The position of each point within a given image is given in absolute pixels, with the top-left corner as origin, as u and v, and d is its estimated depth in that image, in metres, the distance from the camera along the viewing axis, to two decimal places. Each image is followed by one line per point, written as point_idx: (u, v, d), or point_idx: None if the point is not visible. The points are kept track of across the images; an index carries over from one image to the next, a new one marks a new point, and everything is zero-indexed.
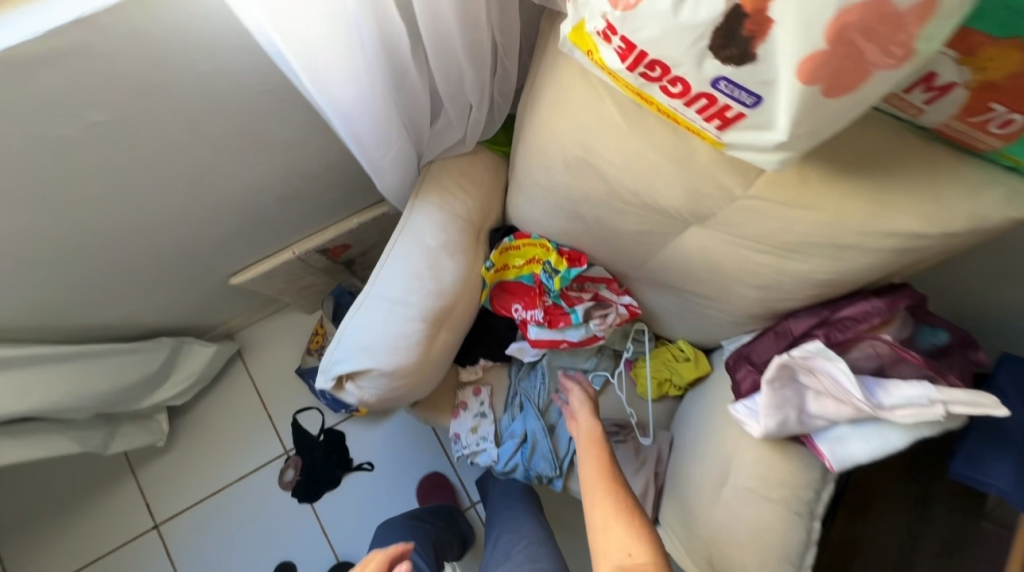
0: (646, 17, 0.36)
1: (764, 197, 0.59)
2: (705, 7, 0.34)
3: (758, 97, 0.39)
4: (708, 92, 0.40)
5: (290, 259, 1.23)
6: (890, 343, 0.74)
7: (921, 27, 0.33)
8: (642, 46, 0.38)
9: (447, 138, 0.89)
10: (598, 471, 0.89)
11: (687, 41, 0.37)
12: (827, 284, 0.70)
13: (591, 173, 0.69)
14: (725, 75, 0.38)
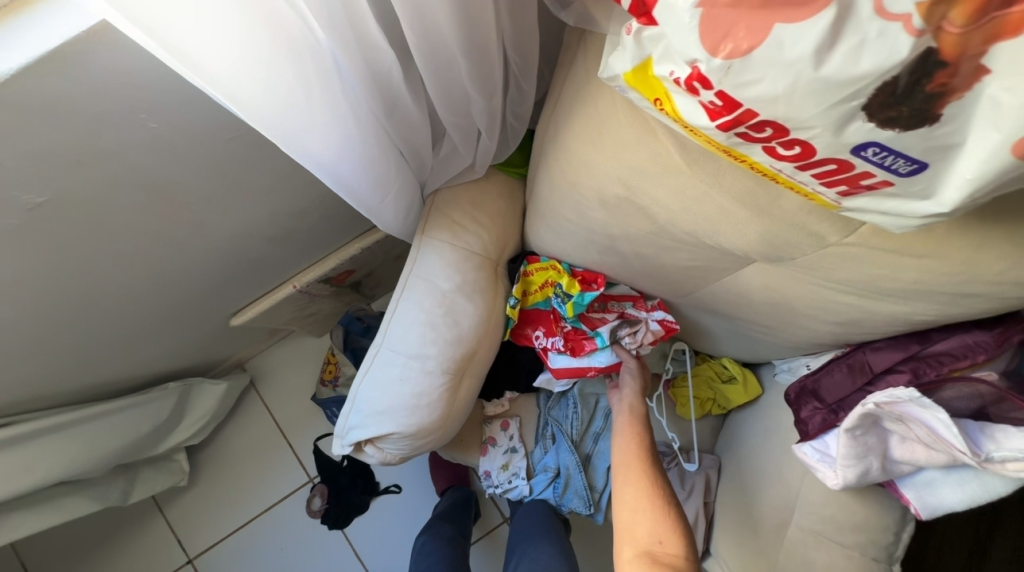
0: (766, 67, 0.30)
1: (865, 244, 0.47)
2: (870, 55, 0.28)
3: (919, 165, 0.32)
4: (843, 158, 0.34)
5: (291, 294, 1.13)
6: (997, 385, 0.63)
7: None
8: (750, 105, 0.33)
9: (454, 166, 0.77)
10: (636, 456, 0.81)
11: (828, 102, 0.30)
12: (924, 323, 0.59)
13: (635, 213, 0.57)
14: (879, 140, 0.32)
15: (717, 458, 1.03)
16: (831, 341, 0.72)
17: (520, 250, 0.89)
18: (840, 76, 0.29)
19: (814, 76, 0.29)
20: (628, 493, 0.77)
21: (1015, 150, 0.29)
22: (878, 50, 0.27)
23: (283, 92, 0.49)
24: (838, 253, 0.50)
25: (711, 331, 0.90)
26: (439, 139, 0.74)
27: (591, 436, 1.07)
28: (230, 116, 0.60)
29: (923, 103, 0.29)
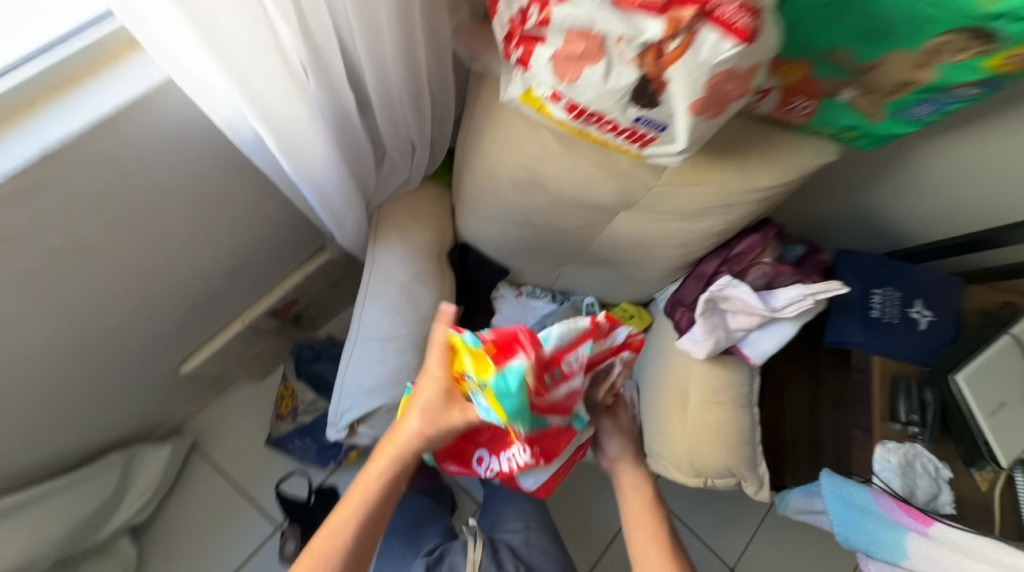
0: (583, 87, 0.52)
1: (672, 183, 0.79)
2: (622, 77, 0.50)
3: (665, 125, 0.56)
4: (633, 126, 0.57)
5: (241, 331, 1.19)
6: (770, 264, 1.01)
7: (750, 82, 0.52)
8: (585, 105, 0.55)
9: (393, 181, 0.97)
10: (653, 535, 0.81)
11: (613, 99, 0.53)
12: (722, 232, 0.94)
13: (537, 187, 0.83)
14: (643, 115, 0.55)
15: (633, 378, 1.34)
16: (680, 262, 1.06)
17: (454, 243, 1.12)
18: (614, 86, 0.51)
19: (602, 91, 0.52)
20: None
21: (688, 112, 0.52)
22: (627, 76, 0.50)
23: (297, 122, 0.65)
24: (660, 190, 0.81)
25: (608, 279, 1.21)
26: (382, 159, 0.94)
27: None
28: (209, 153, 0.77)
29: (648, 97, 0.52)
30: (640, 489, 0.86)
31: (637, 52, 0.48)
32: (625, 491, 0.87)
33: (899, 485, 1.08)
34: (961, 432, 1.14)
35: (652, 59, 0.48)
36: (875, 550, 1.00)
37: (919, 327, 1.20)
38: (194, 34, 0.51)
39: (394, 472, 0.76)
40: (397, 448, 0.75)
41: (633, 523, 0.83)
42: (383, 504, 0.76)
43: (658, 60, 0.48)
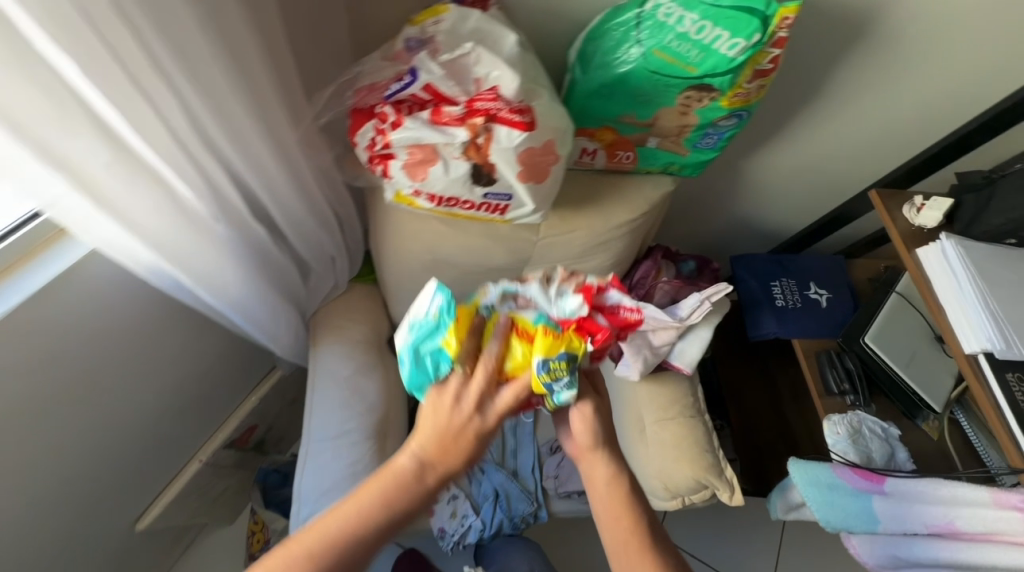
0: (434, 181, 0.67)
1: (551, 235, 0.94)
2: (458, 168, 0.65)
3: (509, 195, 0.71)
4: (486, 201, 0.71)
5: (197, 470, 1.18)
6: (669, 282, 1.16)
7: (558, 151, 0.68)
8: (442, 193, 0.69)
9: (322, 288, 1.08)
10: (636, 550, 0.66)
11: (459, 184, 0.67)
12: (615, 264, 1.08)
13: (442, 263, 0.96)
14: (487, 191, 0.69)
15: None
16: None
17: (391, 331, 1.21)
18: (456, 176, 0.66)
19: (449, 183, 0.67)
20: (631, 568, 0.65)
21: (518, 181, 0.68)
22: (462, 168, 0.66)
23: (210, 264, 0.76)
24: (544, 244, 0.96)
25: None
26: (307, 272, 1.05)
27: (509, 453, 1.35)
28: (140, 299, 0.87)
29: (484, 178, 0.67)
30: (614, 483, 0.70)
31: (461, 152, 0.64)
32: (597, 486, 0.71)
33: (853, 454, 1.12)
34: (892, 389, 1.22)
35: (477, 154, 0.64)
36: (855, 524, 1.00)
37: (821, 305, 1.34)
38: (117, 226, 0.64)
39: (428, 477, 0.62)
40: (432, 432, 0.62)
41: (611, 535, 0.68)
42: (411, 490, 0.61)
43: (481, 155, 0.65)
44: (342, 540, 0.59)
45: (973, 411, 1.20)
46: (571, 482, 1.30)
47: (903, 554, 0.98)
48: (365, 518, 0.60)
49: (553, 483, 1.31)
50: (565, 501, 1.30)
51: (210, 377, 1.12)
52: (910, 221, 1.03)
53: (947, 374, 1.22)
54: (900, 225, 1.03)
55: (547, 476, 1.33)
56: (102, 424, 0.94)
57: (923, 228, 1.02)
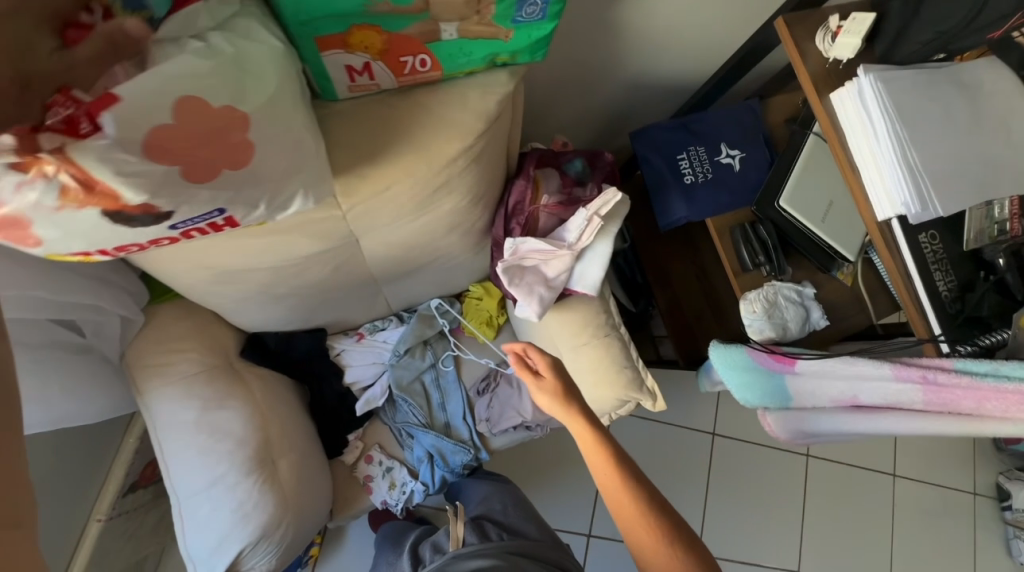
0: (67, 241, 0.52)
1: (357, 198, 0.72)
2: (86, 217, 0.50)
3: (215, 210, 0.57)
4: (184, 229, 0.58)
5: (101, 529, 1.11)
6: (550, 205, 0.95)
7: (229, 131, 0.52)
8: (102, 243, 0.55)
9: (112, 328, 0.83)
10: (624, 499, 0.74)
11: (114, 229, 0.53)
12: (475, 201, 0.85)
13: (240, 270, 0.74)
14: (172, 223, 0.56)
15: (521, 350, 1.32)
16: (472, 240, 0.98)
17: (243, 340, 1.00)
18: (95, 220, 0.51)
19: (80, 236, 0.52)
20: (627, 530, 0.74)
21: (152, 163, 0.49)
22: (81, 214, 0.49)
23: None
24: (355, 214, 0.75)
25: (428, 279, 1.13)
26: (78, 324, 0.80)
27: (437, 408, 1.25)
28: None
29: (144, 217, 0.52)
30: (591, 435, 0.76)
31: (55, 203, 0.47)
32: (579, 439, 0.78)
33: (768, 331, 1.08)
34: (806, 249, 1.14)
35: (71, 191, 0.46)
36: (769, 401, 0.99)
37: (734, 170, 1.16)
38: None
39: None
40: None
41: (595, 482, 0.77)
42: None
43: (84, 188, 0.46)
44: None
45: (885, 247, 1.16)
46: (504, 419, 1.26)
47: (816, 430, 0.96)
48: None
49: (487, 423, 1.27)
50: (503, 435, 1.28)
51: None
52: (823, 57, 0.81)
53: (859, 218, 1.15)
54: (812, 65, 0.80)
55: (479, 418, 1.27)
56: None
57: (838, 63, 0.81)
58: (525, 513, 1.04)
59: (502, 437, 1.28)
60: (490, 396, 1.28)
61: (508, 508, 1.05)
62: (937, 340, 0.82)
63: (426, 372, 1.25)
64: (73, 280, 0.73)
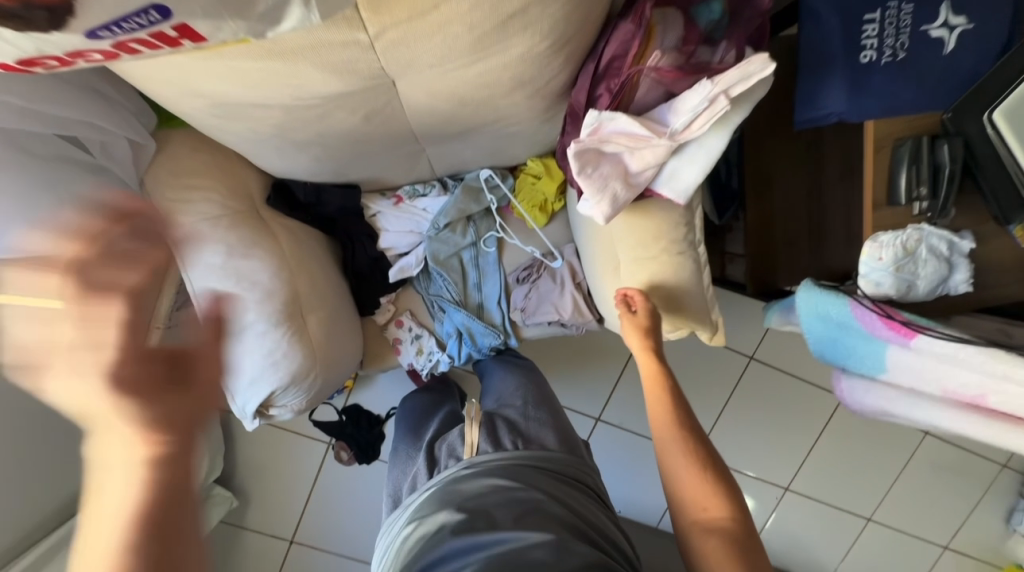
0: None
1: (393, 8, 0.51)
2: None
3: (149, 10, 0.41)
4: (115, 41, 0.43)
5: (162, 334, 1.23)
6: (659, 66, 0.67)
7: None
8: (25, 54, 0.43)
9: (118, 149, 0.75)
10: (684, 453, 0.81)
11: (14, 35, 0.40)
12: (553, 44, 0.61)
13: (256, 98, 0.60)
14: (85, 31, 0.40)
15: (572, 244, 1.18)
16: (540, 103, 0.75)
17: (268, 185, 0.89)
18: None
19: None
20: (681, 481, 0.80)
21: None
22: None
23: None
24: (387, 42, 0.56)
25: (480, 145, 0.94)
26: (85, 142, 0.73)
27: (473, 287, 1.18)
28: None
29: (32, 12, 0.37)
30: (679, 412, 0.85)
31: None
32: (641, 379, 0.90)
33: (887, 283, 0.86)
34: (993, 188, 0.82)
35: None
36: (851, 362, 0.86)
37: (943, 50, 0.78)
38: None
39: (130, 398, 0.43)
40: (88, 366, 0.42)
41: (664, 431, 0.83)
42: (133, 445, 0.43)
43: None
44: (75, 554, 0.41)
45: None
46: (540, 313, 1.17)
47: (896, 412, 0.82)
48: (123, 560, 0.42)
49: (521, 311, 1.19)
50: (535, 327, 1.21)
51: None
52: None
53: None
54: None
55: (515, 305, 1.19)
56: None
57: None
58: (545, 416, 0.92)
59: (534, 328, 1.22)
60: (529, 285, 1.17)
61: (528, 410, 0.93)
62: None
63: (465, 251, 1.14)
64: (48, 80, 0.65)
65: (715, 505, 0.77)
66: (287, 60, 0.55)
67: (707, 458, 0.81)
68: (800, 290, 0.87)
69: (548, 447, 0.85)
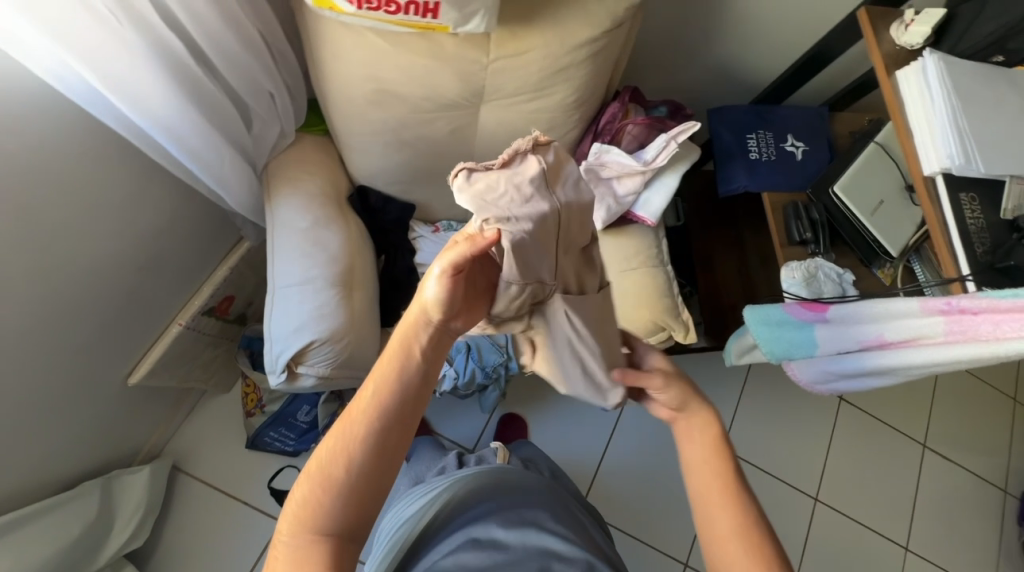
0: None
1: (500, 56, 0.88)
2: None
3: None
4: None
5: (180, 331, 1.26)
6: (636, 124, 1.09)
7: None
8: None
9: (269, 135, 1.01)
10: (725, 513, 0.63)
11: None
12: (580, 102, 1.01)
13: (391, 99, 0.92)
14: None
15: (531, 223, 0.56)
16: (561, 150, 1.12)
17: (353, 188, 1.17)
18: None
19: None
20: (717, 546, 0.63)
21: None
22: None
23: None
24: (493, 73, 0.91)
25: None
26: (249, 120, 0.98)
27: None
28: (86, 136, 0.84)
29: None
30: (723, 477, 0.65)
31: None
32: (693, 444, 0.68)
33: (805, 294, 1.17)
34: (851, 236, 1.23)
35: None
36: (794, 352, 1.03)
37: (796, 158, 1.30)
38: None
39: (397, 371, 0.58)
40: (398, 345, 0.58)
41: (705, 485, 0.65)
42: (387, 432, 0.58)
43: None
44: (321, 506, 0.56)
45: (928, 260, 1.23)
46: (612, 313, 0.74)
47: (844, 373, 0.98)
48: (332, 473, 0.57)
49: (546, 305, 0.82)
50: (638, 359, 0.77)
51: (170, 236, 1.10)
52: (896, 42, 0.94)
53: (908, 222, 1.23)
54: (885, 48, 0.95)
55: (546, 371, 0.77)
56: (59, 275, 0.91)
57: (909, 48, 0.94)
58: (566, 482, 1.33)
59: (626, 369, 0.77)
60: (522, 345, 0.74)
61: (547, 466, 1.37)
62: (965, 279, 0.83)
63: None
64: (257, 65, 0.89)
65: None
66: (426, 76, 0.89)
67: (758, 525, 0.63)
68: (746, 310, 1.04)
69: (568, 495, 1.19)
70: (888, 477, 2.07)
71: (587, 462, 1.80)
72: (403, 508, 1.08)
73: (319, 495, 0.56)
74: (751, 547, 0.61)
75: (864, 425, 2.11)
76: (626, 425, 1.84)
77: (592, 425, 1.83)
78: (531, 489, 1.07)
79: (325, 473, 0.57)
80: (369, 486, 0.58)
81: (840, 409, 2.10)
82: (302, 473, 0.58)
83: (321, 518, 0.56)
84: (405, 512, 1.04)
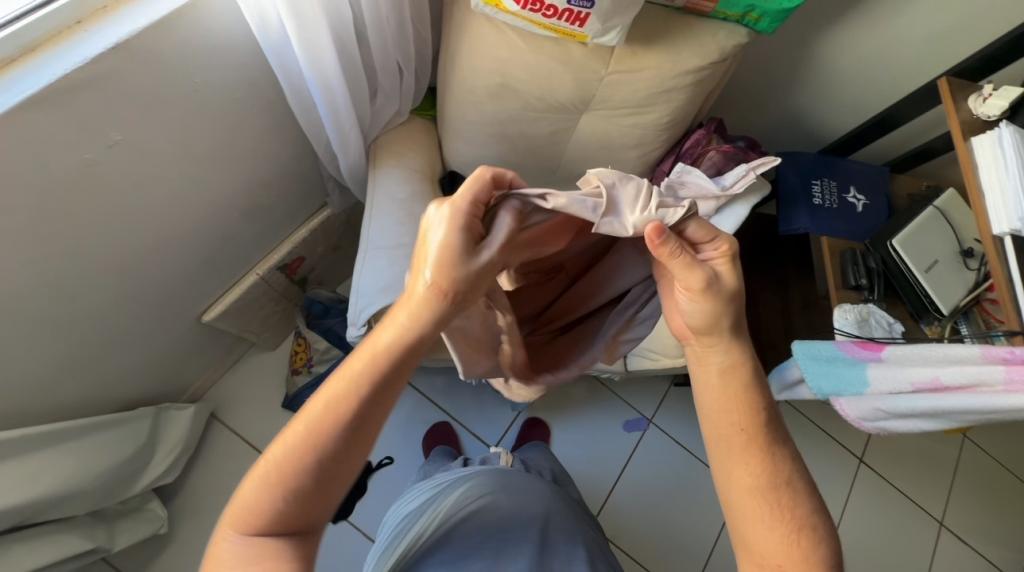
0: None
1: (616, 70, 0.99)
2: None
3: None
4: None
5: (256, 280, 1.32)
6: (717, 151, 1.17)
7: None
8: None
9: (387, 111, 1.12)
10: (747, 470, 0.62)
11: None
12: (674, 124, 1.10)
13: (509, 94, 1.02)
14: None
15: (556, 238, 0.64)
16: (644, 164, 1.19)
17: (443, 172, 1.25)
18: None
19: None
20: (740, 502, 0.63)
21: None
22: None
23: None
24: (608, 83, 1.01)
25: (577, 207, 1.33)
26: (376, 95, 1.09)
27: None
28: (244, 81, 0.93)
29: None
30: (747, 429, 0.63)
31: None
32: (723, 389, 0.63)
33: (857, 335, 1.21)
34: (904, 289, 1.28)
35: None
36: (843, 390, 1.07)
37: (856, 209, 1.38)
38: None
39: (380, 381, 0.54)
40: (379, 354, 0.54)
41: (730, 439, 0.63)
42: (353, 432, 0.54)
43: None
44: (266, 508, 0.54)
45: (975, 322, 1.27)
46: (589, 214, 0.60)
47: (893, 412, 1.02)
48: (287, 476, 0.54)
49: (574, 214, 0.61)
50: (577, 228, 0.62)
51: (277, 188, 1.19)
52: (972, 112, 1.03)
53: (960, 284, 1.27)
54: (963, 114, 1.03)
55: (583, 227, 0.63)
56: (186, 203, 1.00)
57: (985, 118, 1.02)
58: (568, 489, 1.32)
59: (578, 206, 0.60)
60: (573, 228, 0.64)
61: (546, 467, 1.34)
62: None
63: None
64: (403, 46, 1.01)
65: (792, 563, 0.61)
66: (547, 77, 0.99)
67: (782, 489, 0.62)
68: (795, 343, 1.09)
69: (572, 496, 1.21)
70: (900, 549, 2.02)
71: (601, 478, 1.80)
72: (407, 503, 1.07)
73: (268, 498, 0.54)
74: (779, 509, 0.62)
75: (882, 493, 2.07)
76: (645, 448, 1.85)
77: (613, 443, 1.84)
78: (538, 493, 1.03)
79: (275, 474, 0.54)
80: (327, 482, 0.55)
81: (860, 471, 2.07)
82: (254, 472, 0.54)
83: (264, 512, 0.54)
84: (409, 507, 1.02)
